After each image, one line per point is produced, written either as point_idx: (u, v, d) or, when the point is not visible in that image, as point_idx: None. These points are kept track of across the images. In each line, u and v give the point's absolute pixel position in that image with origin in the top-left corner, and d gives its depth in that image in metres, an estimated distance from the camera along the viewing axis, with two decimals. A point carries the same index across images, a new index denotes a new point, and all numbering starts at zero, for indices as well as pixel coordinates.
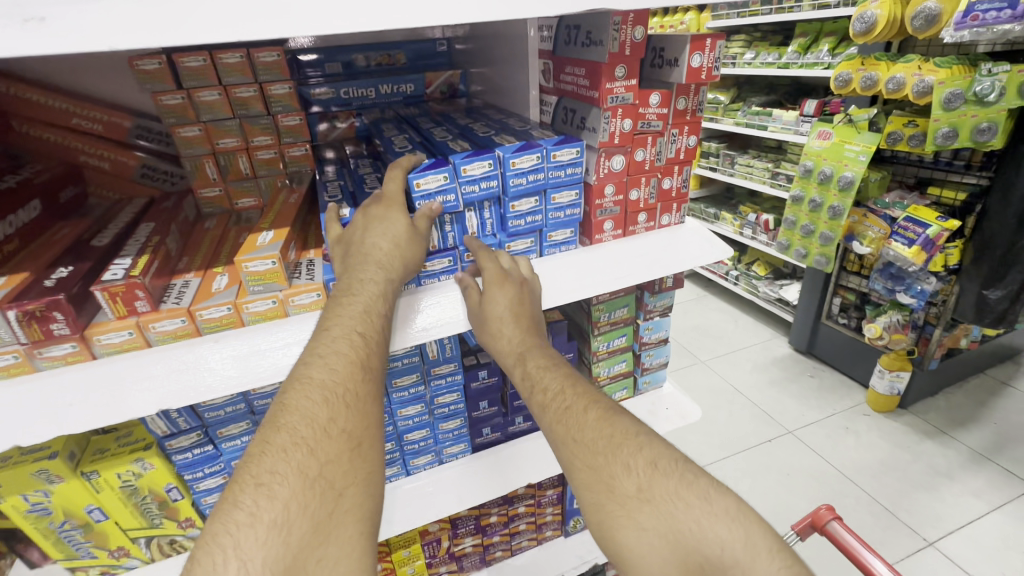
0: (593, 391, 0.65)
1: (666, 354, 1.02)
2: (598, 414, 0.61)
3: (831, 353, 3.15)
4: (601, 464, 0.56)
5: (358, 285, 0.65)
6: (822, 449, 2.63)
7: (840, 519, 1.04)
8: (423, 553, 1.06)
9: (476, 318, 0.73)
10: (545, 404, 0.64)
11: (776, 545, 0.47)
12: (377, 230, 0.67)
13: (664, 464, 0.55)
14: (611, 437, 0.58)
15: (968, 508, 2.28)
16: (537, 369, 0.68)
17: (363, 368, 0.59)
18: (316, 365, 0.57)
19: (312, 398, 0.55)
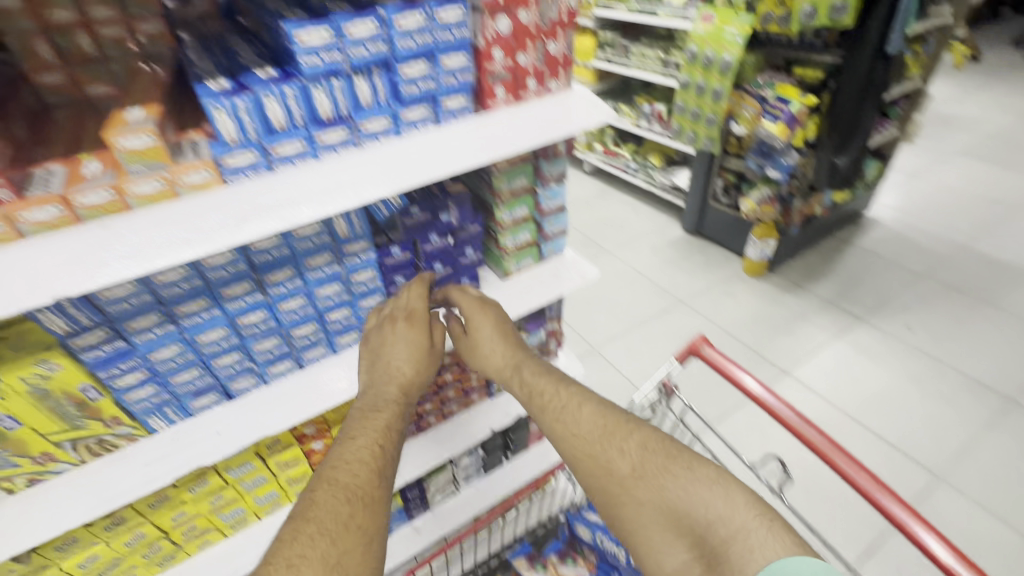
0: (582, 392, 0.88)
1: (564, 221, 1.12)
2: (591, 410, 0.84)
3: (715, 231, 3.54)
4: (602, 453, 0.79)
5: (383, 402, 0.82)
6: (707, 312, 3.06)
7: (711, 345, 1.23)
8: None
9: (467, 348, 0.97)
10: (545, 407, 0.87)
11: (752, 497, 0.69)
12: (398, 350, 0.86)
13: (651, 446, 0.79)
14: (604, 428, 0.82)
15: (815, 342, 2.83)
16: (530, 375, 0.92)
17: (380, 475, 0.72)
18: (348, 455, 0.73)
19: (335, 496, 0.67)
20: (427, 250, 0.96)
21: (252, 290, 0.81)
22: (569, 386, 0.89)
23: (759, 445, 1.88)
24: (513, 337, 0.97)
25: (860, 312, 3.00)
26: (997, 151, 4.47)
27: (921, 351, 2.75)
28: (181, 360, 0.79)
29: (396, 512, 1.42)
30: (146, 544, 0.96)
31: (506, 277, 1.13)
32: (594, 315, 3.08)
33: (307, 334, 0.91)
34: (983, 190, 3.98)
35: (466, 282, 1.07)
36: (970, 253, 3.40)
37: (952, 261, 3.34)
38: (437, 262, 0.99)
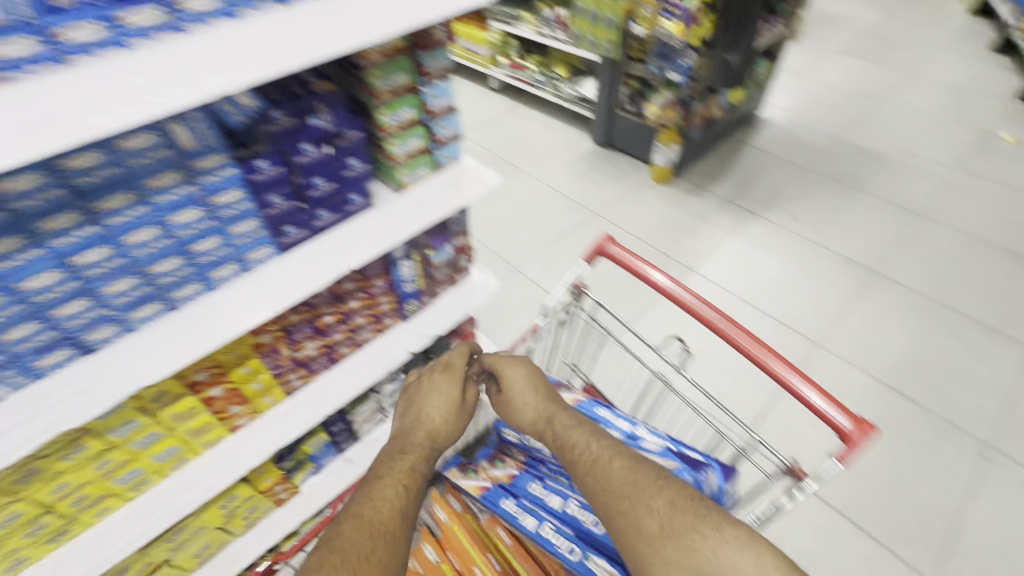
0: (615, 446, 0.92)
1: (457, 123, 1.04)
2: (624, 467, 0.87)
3: (623, 141, 3.57)
4: (632, 510, 0.81)
5: (410, 448, 1.00)
6: (620, 221, 3.15)
7: (615, 243, 1.25)
8: (266, 367, 1.07)
9: (500, 404, 1.11)
10: (576, 460, 0.91)
11: (780, 563, 0.73)
12: (435, 405, 1.08)
13: (681, 503, 0.81)
14: (635, 483, 0.84)
15: (716, 239, 3.03)
16: (563, 428, 0.98)
17: (403, 513, 0.85)
18: (384, 487, 0.89)
19: (361, 529, 0.80)
20: (302, 163, 0.84)
21: (84, 222, 0.67)
22: (602, 439, 0.93)
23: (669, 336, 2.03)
24: (550, 396, 1.05)
25: (754, 208, 3.24)
26: (869, 48, 4.80)
27: (804, 237, 3.04)
28: (9, 313, 0.66)
29: (322, 447, 1.40)
30: (27, 523, 0.86)
31: (400, 189, 1.05)
32: (513, 236, 3.06)
33: (172, 271, 0.79)
34: (857, 86, 4.31)
35: (356, 198, 0.99)
36: (845, 144, 3.72)
37: (830, 154, 3.65)
38: (317, 177, 0.89)
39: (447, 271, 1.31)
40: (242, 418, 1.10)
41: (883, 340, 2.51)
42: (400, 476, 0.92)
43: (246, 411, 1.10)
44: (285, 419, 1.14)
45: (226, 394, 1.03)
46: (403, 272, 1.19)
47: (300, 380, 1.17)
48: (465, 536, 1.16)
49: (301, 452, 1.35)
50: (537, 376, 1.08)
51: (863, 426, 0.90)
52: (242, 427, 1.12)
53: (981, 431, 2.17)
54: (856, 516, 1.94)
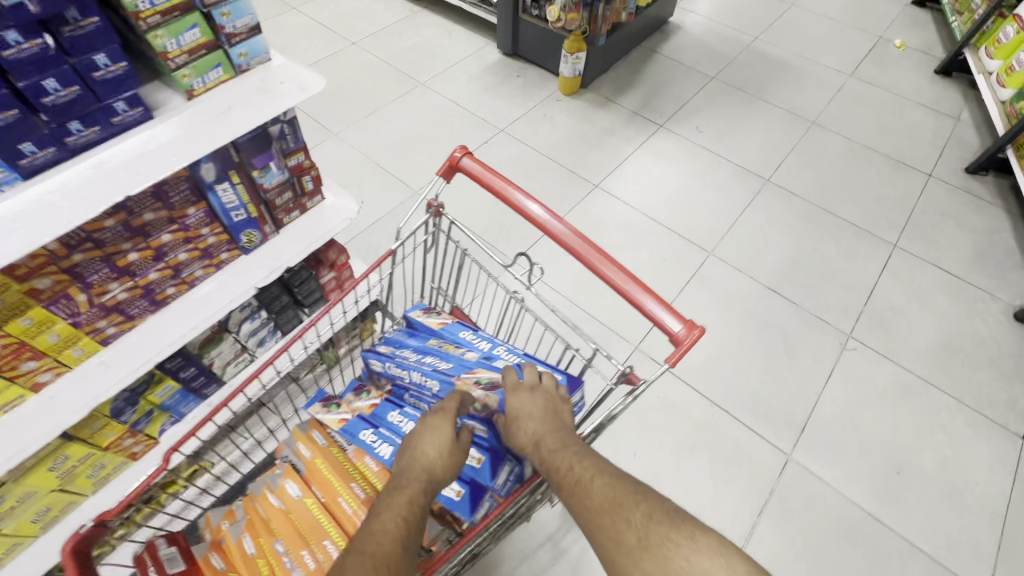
0: (595, 462, 0.85)
1: (247, 11, 0.87)
2: (604, 483, 0.81)
3: (530, 50, 3.34)
4: (611, 525, 0.77)
5: (407, 480, 0.85)
6: (526, 137, 3.02)
7: (470, 155, 1.16)
8: (57, 316, 0.92)
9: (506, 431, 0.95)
10: (559, 481, 0.85)
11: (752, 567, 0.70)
12: (433, 436, 0.91)
13: (657, 515, 0.77)
14: (614, 500, 0.79)
15: (622, 153, 2.99)
16: (549, 453, 0.88)
17: (404, 546, 0.76)
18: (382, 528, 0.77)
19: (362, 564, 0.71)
20: (10, 58, 0.66)
21: None
22: (586, 457, 0.86)
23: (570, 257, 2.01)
24: (562, 421, 0.93)
25: (660, 120, 3.20)
26: None
27: (706, 149, 3.07)
28: None
29: (175, 396, 1.29)
30: None
31: (191, 97, 0.88)
32: (414, 157, 2.86)
33: None
34: None
35: (125, 108, 0.81)
36: (751, 51, 3.69)
37: (736, 62, 3.61)
38: (45, 78, 0.70)
39: (289, 196, 1.17)
40: (44, 375, 0.97)
41: (769, 247, 2.65)
42: (399, 514, 0.80)
43: (46, 366, 0.96)
44: (102, 372, 1.02)
45: (6, 350, 0.88)
46: (226, 199, 1.04)
47: (116, 328, 1.04)
48: (328, 470, 1.14)
49: (147, 403, 1.23)
50: (554, 403, 0.95)
51: (691, 329, 0.92)
52: (47, 385, 0.98)
53: (844, 323, 2.40)
54: (732, 408, 2.13)
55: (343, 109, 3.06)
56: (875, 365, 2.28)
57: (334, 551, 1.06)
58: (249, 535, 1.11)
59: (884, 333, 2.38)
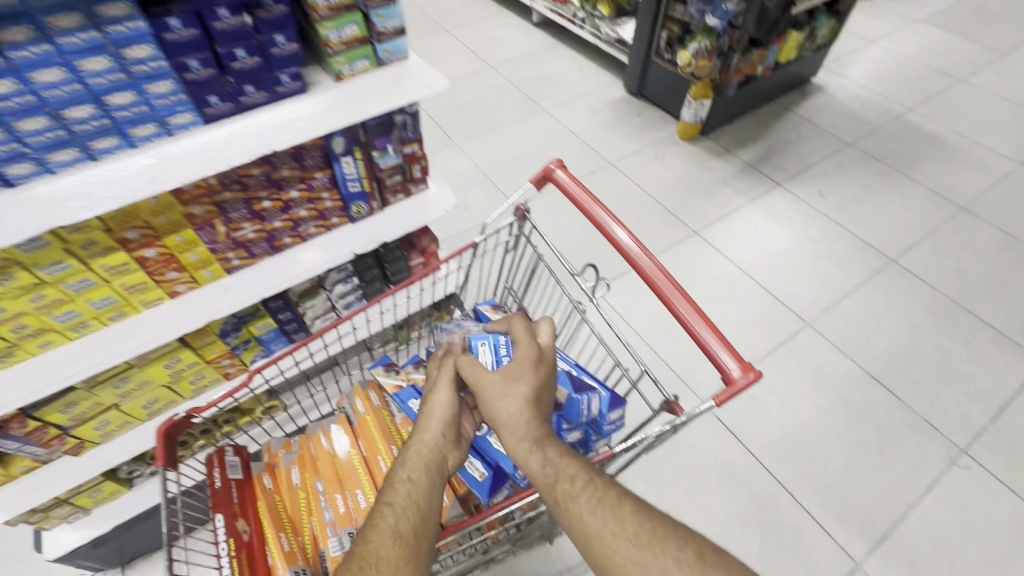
0: (617, 486, 0.79)
1: (399, 16, 1.02)
2: (634, 510, 0.76)
3: (655, 91, 3.38)
4: (654, 562, 0.70)
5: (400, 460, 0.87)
6: (633, 174, 3.04)
7: (563, 168, 1.23)
8: (201, 240, 1.12)
9: (498, 391, 0.90)
10: (576, 496, 0.77)
11: None
12: (425, 414, 0.93)
13: (710, 557, 0.70)
14: (653, 532, 0.73)
15: (731, 205, 2.90)
16: (556, 456, 0.82)
17: (400, 531, 0.76)
18: (381, 521, 0.78)
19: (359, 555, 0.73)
20: (219, 30, 0.86)
21: None
22: (603, 475, 0.81)
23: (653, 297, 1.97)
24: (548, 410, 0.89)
25: (780, 178, 3.04)
26: (961, 19, 4.28)
27: (825, 215, 2.86)
28: None
29: (271, 333, 1.48)
30: None
31: (339, 80, 1.05)
32: (521, 175, 3.01)
33: (88, 119, 0.83)
34: (933, 60, 3.88)
35: (287, 81, 0.99)
36: (900, 122, 3.41)
37: (881, 131, 3.35)
38: (238, 49, 0.90)
39: (398, 179, 1.32)
40: (181, 286, 1.18)
41: (879, 331, 2.39)
42: (396, 501, 0.81)
43: (184, 279, 1.17)
44: (221, 294, 1.21)
45: (160, 257, 1.09)
46: (347, 170, 1.21)
47: (239, 262, 1.23)
48: (375, 429, 1.23)
49: (248, 332, 1.43)
50: (544, 380, 0.91)
51: (748, 371, 0.88)
52: (182, 295, 1.20)
53: (958, 435, 2.08)
54: (799, 493, 1.93)
55: (467, 122, 3.31)
56: (989, 493, 1.94)
57: (363, 501, 1.15)
58: (297, 467, 1.25)
59: (1009, 459, 2.02)
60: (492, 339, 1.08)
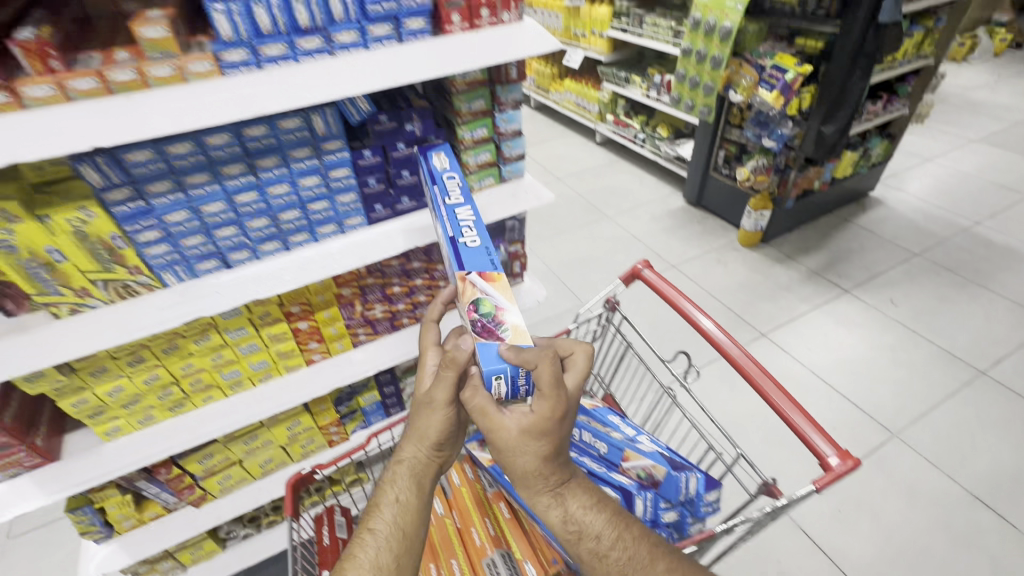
0: (646, 539, 0.85)
1: (521, 146, 1.27)
2: (665, 566, 0.82)
3: (714, 202, 3.62)
4: None
5: (394, 474, 0.91)
6: (696, 277, 3.18)
7: (650, 268, 1.39)
8: (342, 316, 1.34)
9: (510, 445, 0.78)
10: (606, 556, 0.82)
11: None
12: (421, 429, 0.92)
13: None
14: None
15: (797, 310, 2.93)
16: (580, 510, 0.83)
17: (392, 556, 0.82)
18: (365, 545, 0.83)
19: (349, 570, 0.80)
20: (396, 157, 1.13)
21: (246, 171, 0.99)
22: (630, 527, 0.85)
23: (726, 394, 1.99)
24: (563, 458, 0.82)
25: (847, 285, 3.07)
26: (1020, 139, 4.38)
27: (900, 323, 2.83)
28: (189, 225, 0.99)
29: (374, 405, 1.64)
30: (160, 386, 1.18)
31: (469, 193, 1.28)
32: (587, 275, 3.21)
33: (293, 219, 1.10)
34: (995, 176, 3.95)
35: None
36: (969, 234, 3.42)
37: (950, 243, 3.36)
38: (404, 169, 1.16)
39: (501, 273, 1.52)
40: (317, 354, 1.38)
41: (976, 448, 2.23)
42: (382, 527, 0.85)
43: (321, 348, 1.37)
44: (347, 364, 1.40)
45: (309, 329, 1.31)
46: None
47: (365, 336, 1.43)
48: (470, 499, 1.32)
49: (357, 402, 1.60)
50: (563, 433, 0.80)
51: (847, 459, 0.93)
52: (316, 362, 1.39)
53: None
54: None
55: (537, 227, 3.64)
56: None
57: (456, 571, 1.19)
58: None
59: None
60: (511, 371, 0.83)
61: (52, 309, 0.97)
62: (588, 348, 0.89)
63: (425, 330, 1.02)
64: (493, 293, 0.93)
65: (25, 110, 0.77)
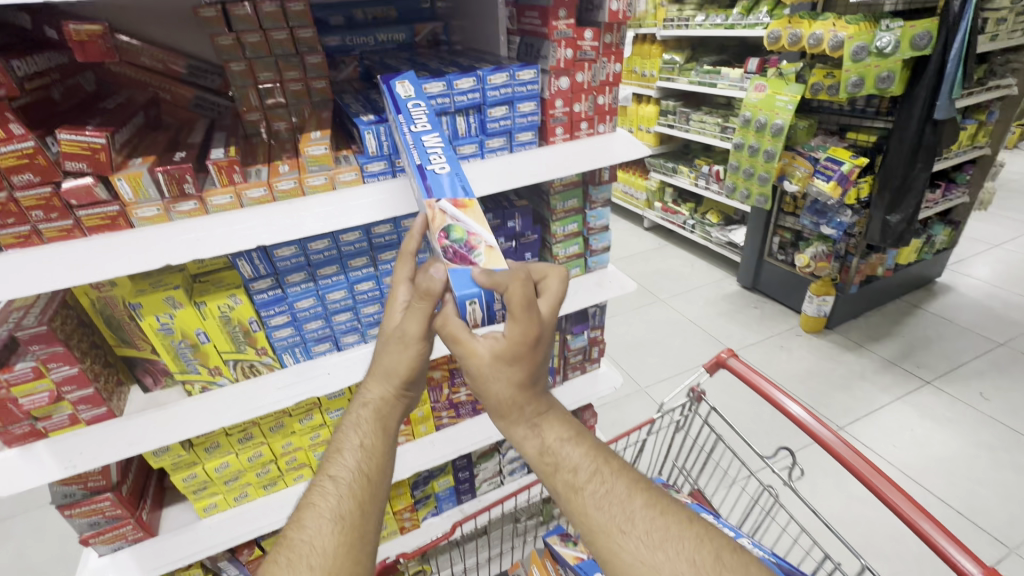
0: (626, 473, 0.76)
1: (608, 239, 1.35)
2: (648, 502, 0.73)
3: (771, 286, 3.58)
4: (667, 566, 0.67)
5: (359, 417, 0.85)
6: (760, 364, 3.07)
7: (735, 356, 1.38)
8: (430, 398, 1.38)
9: (482, 374, 0.74)
10: (581, 490, 0.73)
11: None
12: (385, 364, 0.85)
13: (728, 560, 0.68)
14: (666, 532, 0.70)
15: (875, 401, 2.76)
16: (556, 442, 0.77)
17: (361, 505, 0.78)
18: (320, 492, 0.79)
19: (315, 520, 0.75)
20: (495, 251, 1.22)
21: (368, 263, 1.10)
22: (610, 462, 0.77)
23: (813, 492, 1.85)
24: (538, 384, 0.77)
25: (927, 376, 2.89)
26: None
27: (995, 420, 2.60)
28: (313, 311, 1.08)
29: (447, 490, 1.60)
30: (260, 463, 1.22)
31: None
32: (645, 359, 3.16)
33: None
34: None
35: None
36: None
37: None
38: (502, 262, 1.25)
39: (580, 358, 1.53)
40: (402, 436, 1.40)
41: None
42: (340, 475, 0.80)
43: (407, 430, 1.40)
44: (430, 447, 1.41)
45: None
46: None
47: (448, 419, 1.45)
48: None
49: (431, 487, 1.56)
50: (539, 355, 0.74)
51: None
52: (400, 444, 1.41)
53: None
54: None
55: None
56: None
57: None
58: None
59: None
60: (486, 296, 0.79)
61: (187, 387, 1.06)
62: (564, 273, 0.79)
63: (399, 263, 0.91)
64: (464, 218, 0.85)
65: (208, 214, 0.90)
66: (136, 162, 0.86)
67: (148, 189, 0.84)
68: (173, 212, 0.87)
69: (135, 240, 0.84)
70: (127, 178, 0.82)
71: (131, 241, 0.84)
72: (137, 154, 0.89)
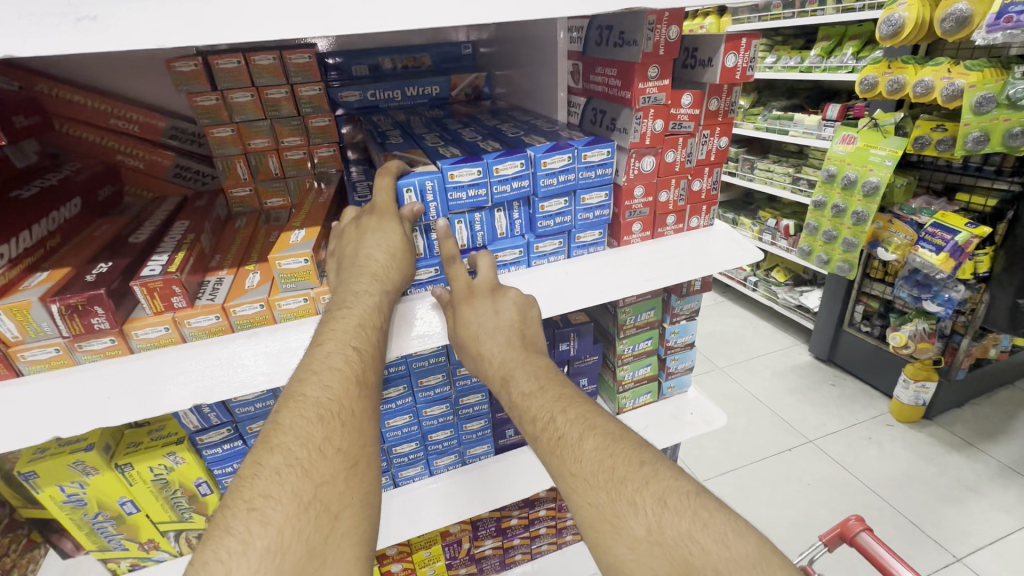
0: (586, 414, 0.56)
1: (691, 358, 1.01)
2: (598, 443, 0.52)
3: (852, 361, 3.09)
4: (608, 505, 0.47)
5: (352, 296, 0.62)
6: (844, 459, 2.56)
7: (870, 530, 1.00)
8: (444, 554, 1.05)
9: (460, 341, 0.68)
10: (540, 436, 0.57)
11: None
12: (375, 241, 0.64)
13: (675, 501, 0.46)
14: (613, 471, 0.49)
15: (999, 524, 2.19)
16: (522, 396, 0.62)
17: (360, 384, 0.55)
18: (331, 340, 0.58)
19: (305, 416, 0.50)
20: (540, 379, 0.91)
21: None
22: (574, 407, 0.58)
23: None
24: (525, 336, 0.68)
25: None
26: None
27: None
28: None
29: None
30: None
31: (619, 412, 1.00)
32: (703, 443, 2.71)
33: (408, 453, 0.88)
34: None
35: None
36: None
37: None
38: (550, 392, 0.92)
39: None
40: None
41: None
42: (367, 329, 0.60)
43: None
44: None
45: (403, 571, 1.02)
46: None
47: None
48: None
49: None
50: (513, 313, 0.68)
51: None
52: None
53: None
54: None
55: None
56: None
57: None
58: None
59: None
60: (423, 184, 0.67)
61: (110, 565, 0.77)
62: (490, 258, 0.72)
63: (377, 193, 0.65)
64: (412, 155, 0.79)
65: (134, 353, 0.63)
66: (35, 280, 0.61)
67: (41, 323, 0.58)
68: (79, 353, 0.61)
69: (15, 397, 0.58)
70: (9, 309, 0.57)
71: (12, 400, 0.57)
72: (46, 265, 0.65)
